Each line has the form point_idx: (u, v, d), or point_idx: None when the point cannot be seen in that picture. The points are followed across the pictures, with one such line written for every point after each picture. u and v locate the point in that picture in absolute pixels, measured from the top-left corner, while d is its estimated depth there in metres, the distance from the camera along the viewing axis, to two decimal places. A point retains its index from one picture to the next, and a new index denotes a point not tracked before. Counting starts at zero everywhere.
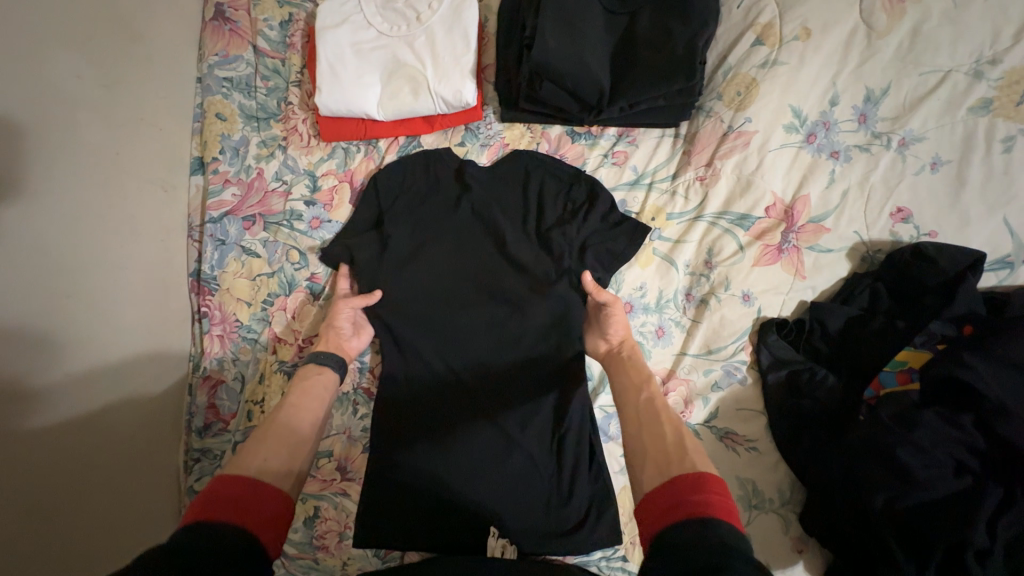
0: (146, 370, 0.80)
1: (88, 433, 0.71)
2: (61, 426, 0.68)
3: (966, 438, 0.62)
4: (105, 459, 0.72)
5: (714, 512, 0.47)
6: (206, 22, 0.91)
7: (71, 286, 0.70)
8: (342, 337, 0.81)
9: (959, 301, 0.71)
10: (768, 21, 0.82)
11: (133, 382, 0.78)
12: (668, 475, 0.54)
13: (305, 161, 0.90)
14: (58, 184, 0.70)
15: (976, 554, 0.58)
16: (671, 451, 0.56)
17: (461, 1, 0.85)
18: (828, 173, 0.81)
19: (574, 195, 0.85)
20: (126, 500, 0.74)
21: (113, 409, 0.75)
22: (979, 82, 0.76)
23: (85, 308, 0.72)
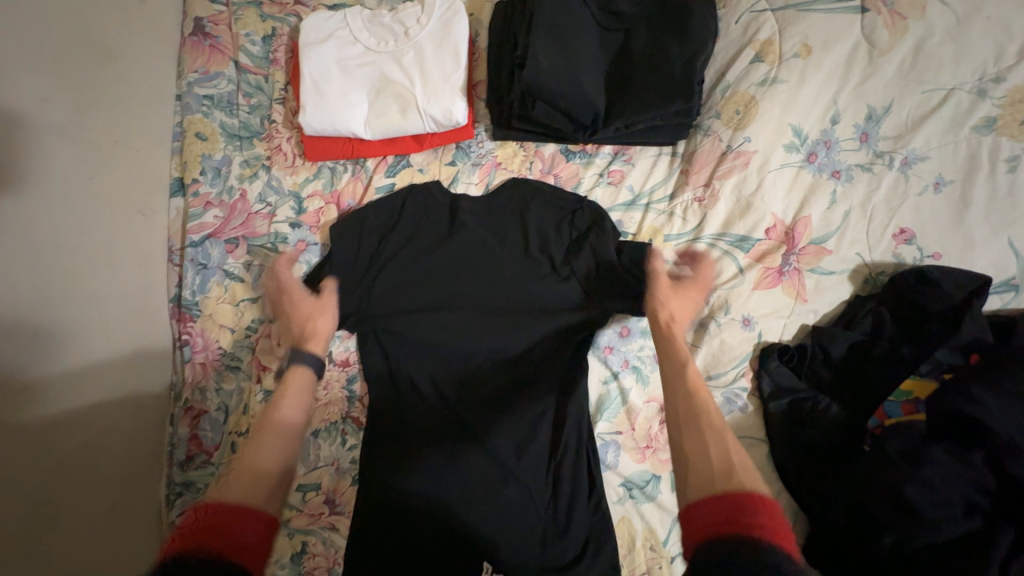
0: (128, 402, 0.75)
1: (87, 434, 0.69)
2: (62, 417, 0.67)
3: (976, 476, 0.60)
4: (99, 463, 0.70)
5: (769, 539, 0.45)
6: (184, 37, 0.87)
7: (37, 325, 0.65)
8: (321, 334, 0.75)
9: (967, 328, 0.69)
10: (767, 37, 0.79)
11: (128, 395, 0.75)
12: (713, 491, 0.51)
13: (290, 181, 0.86)
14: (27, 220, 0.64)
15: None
16: (716, 470, 0.52)
17: (450, 15, 0.82)
18: (830, 193, 0.79)
19: (579, 222, 0.82)
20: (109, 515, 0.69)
21: (107, 421, 0.72)
22: (982, 100, 0.74)
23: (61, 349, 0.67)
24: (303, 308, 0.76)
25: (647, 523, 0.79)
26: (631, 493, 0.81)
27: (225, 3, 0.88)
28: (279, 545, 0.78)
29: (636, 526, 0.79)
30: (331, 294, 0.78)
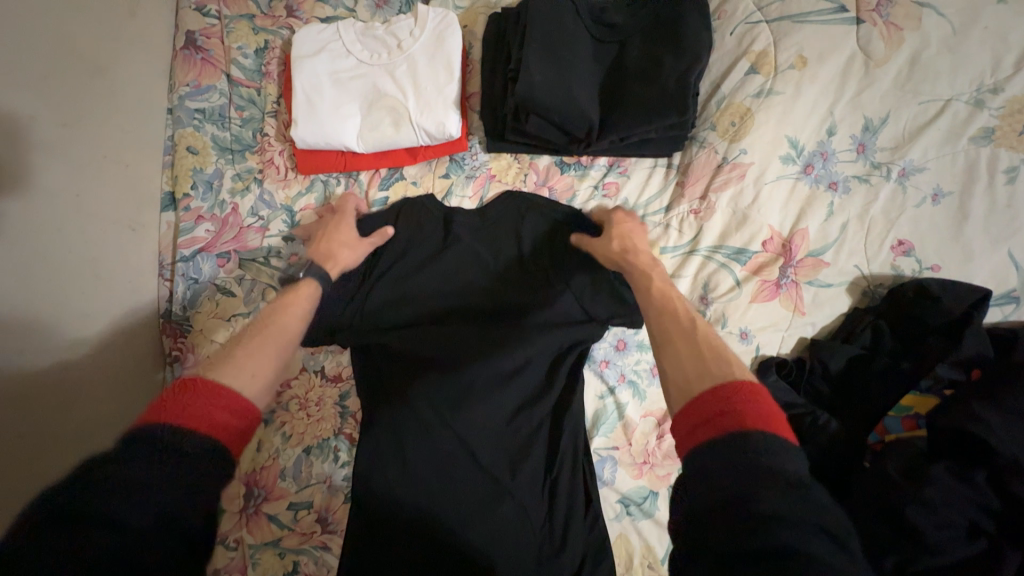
0: (122, 378, 0.75)
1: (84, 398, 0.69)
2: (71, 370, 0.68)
3: (978, 497, 0.59)
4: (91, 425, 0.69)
5: (758, 424, 0.43)
6: (176, 51, 0.86)
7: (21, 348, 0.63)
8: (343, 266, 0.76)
9: (968, 344, 0.68)
10: (762, 49, 0.78)
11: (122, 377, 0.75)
12: (690, 393, 0.49)
13: (282, 195, 0.86)
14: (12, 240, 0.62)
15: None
16: (693, 367, 0.51)
17: (443, 28, 0.82)
18: (827, 205, 0.78)
19: (573, 237, 0.81)
20: None
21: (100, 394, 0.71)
22: (980, 111, 0.74)
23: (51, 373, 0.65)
24: (345, 236, 0.78)
25: (645, 540, 0.79)
26: (628, 510, 0.80)
27: (217, 16, 0.87)
28: (270, 564, 0.77)
29: (633, 544, 0.79)
30: (371, 243, 0.80)
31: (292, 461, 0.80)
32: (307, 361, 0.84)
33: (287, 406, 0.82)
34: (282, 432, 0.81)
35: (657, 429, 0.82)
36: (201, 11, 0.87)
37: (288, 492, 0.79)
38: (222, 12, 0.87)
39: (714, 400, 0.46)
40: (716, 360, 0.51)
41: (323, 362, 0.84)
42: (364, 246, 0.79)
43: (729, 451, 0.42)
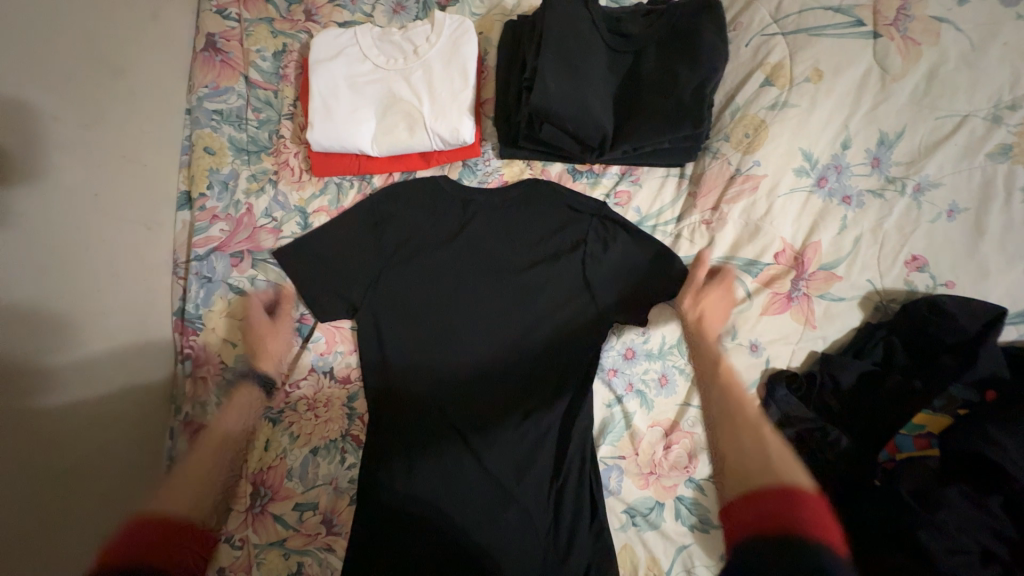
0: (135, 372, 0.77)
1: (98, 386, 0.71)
2: (92, 358, 0.70)
3: (995, 522, 0.58)
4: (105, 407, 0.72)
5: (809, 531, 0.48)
6: (196, 53, 0.87)
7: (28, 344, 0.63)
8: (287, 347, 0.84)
9: (982, 363, 0.67)
10: (777, 61, 0.78)
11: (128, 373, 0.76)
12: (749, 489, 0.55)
13: (296, 197, 0.86)
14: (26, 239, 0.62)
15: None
16: (767, 468, 0.56)
17: (460, 34, 0.83)
18: (840, 219, 0.78)
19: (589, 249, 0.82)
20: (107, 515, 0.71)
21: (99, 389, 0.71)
22: (998, 127, 0.74)
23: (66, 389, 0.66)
24: (269, 334, 0.83)
25: (650, 552, 0.78)
26: (634, 521, 0.80)
27: (237, 19, 0.88)
28: (274, 565, 0.77)
29: (638, 554, 0.78)
30: (286, 314, 0.84)
31: (300, 461, 0.81)
32: (316, 363, 0.85)
33: (297, 407, 0.83)
34: (291, 433, 0.82)
35: (664, 439, 0.81)
36: (221, 14, 0.88)
37: (294, 492, 0.80)
38: (242, 15, 0.88)
39: (779, 497, 0.51)
40: (781, 464, 0.56)
41: (332, 363, 0.85)
42: (282, 321, 0.84)
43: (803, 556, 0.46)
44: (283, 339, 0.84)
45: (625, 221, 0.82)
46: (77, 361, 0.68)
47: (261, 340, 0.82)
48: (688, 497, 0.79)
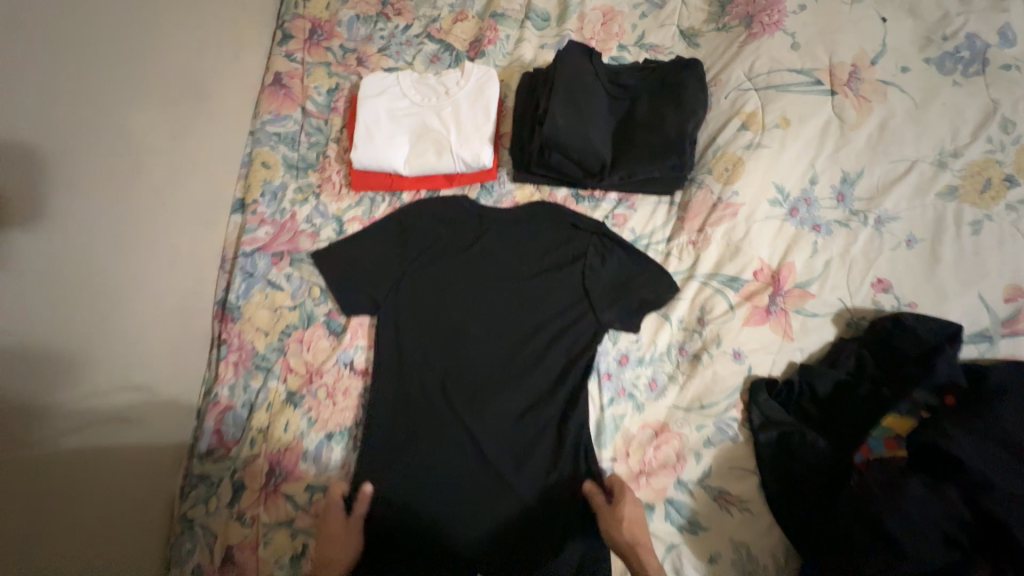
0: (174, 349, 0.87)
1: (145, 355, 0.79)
2: (145, 329, 0.80)
3: (952, 509, 0.62)
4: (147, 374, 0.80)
5: None
6: (264, 87, 1.05)
7: (100, 309, 0.72)
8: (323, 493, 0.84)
9: (940, 370, 0.74)
10: (752, 110, 0.92)
11: (170, 347, 0.86)
12: None
13: (334, 207, 0.99)
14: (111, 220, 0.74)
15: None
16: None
17: (485, 80, 0.99)
18: (811, 244, 0.88)
19: (588, 262, 0.92)
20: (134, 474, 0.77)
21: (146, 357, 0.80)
22: (943, 171, 0.87)
23: (124, 355, 0.76)
24: (342, 532, 0.79)
25: None
26: None
27: (300, 62, 1.06)
28: (281, 544, 0.81)
29: None
30: (362, 514, 0.80)
31: (315, 444, 0.87)
32: (338, 355, 0.91)
33: (317, 393, 0.89)
34: (309, 417, 0.88)
35: (654, 440, 0.85)
36: (288, 58, 1.06)
37: (307, 474, 0.85)
38: (305, 59, 1.06)
39: None
40: None
41: (353, 356, 0.92)
42: (356, 523, 0.80)
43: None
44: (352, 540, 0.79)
45: (621, 238, 0.93)
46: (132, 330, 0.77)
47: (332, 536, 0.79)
48: (679, 499, 0.82)
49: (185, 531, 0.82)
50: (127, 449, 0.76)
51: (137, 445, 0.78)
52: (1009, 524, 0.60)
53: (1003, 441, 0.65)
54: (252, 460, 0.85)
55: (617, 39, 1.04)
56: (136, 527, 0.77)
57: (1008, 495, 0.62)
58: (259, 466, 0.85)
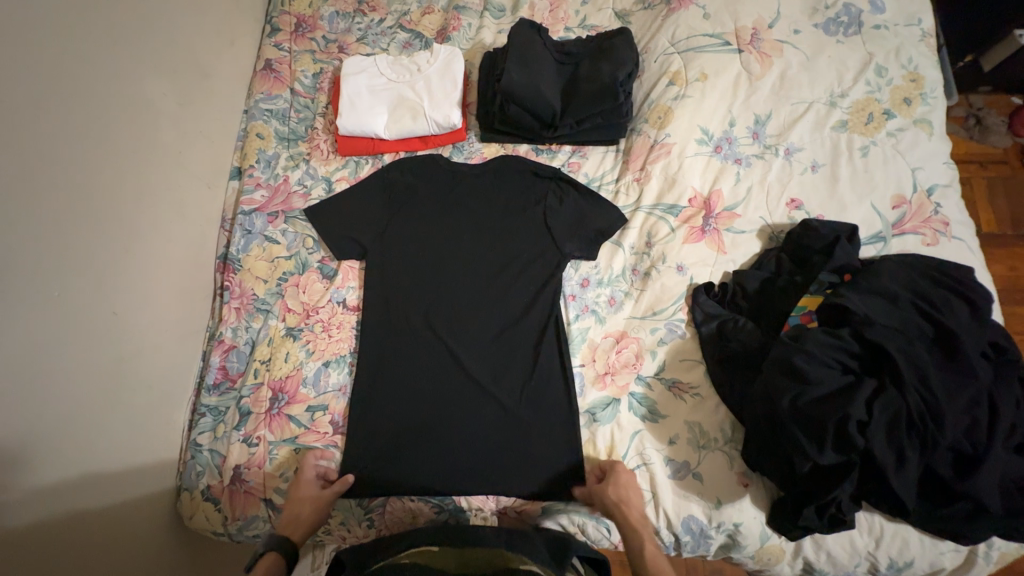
0: (181, 292, 0.98)
1: (152, 289, 0.91)
2: (153, 267, 0.92)
3: (845, 344, 0.76)
4: (155, 308, 0.92)
5: None
6: (256, 72, 1.19)
7: (116, 241, 0.85)
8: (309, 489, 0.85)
9: (838, 255, 0.90)
10: (676, 69, 1.09)
11: (177, 290, 0.97)
12: None
13: (323, 170, 1.11)
14: (124, 167, 0.87)
15: (858, 426, 0.71)
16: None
17: (451, 57, 1.15)
18: (735, 174, 1.04)
19: (549, 202, 1.06)
20: (149, 394, 0.89)
21: (152, 290, 0.92)
22: (835, 109, 1.05)
23: (131, 289, 0.87)
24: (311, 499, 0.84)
25: (608, 440, 0.91)
26: (594, 416, 0.93)
27: (288, 51, 1.20)
28: (285, 459, 0.90)
29: (599, 445, 0.91)
30: (339, 489, 0.86)
31: (313, 371, 0.96)
32: (331, 295, 1.02)
33: (313, 328, 0.99)
34: (307, 348, 0.97)
35: (615, 345, 0.97)
36: (277, 48, 1.21)
37: (308, 397, 0.94)
38: (292, 48, 1.21)
39: None
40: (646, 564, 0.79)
41: (345, 296, 1.02)
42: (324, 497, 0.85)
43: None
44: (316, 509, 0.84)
45: (576, 180, 1.07)
46: (142, 266, 0.90)
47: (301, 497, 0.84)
48: (639, 392, 0.93)
49: (195, 455, 0.92)
50: (141, 370, 0.88)
51: (148, 370, 0.90)
52: (886, 347, 0.74)
53: (882, 293, 0.81)
54: (256, 388, 0.94)
55: (564, 22, 1.22)
56: (149, 444, 0.89)
57: (885, 327, 0.76)
58: (262, 393, 0.94)
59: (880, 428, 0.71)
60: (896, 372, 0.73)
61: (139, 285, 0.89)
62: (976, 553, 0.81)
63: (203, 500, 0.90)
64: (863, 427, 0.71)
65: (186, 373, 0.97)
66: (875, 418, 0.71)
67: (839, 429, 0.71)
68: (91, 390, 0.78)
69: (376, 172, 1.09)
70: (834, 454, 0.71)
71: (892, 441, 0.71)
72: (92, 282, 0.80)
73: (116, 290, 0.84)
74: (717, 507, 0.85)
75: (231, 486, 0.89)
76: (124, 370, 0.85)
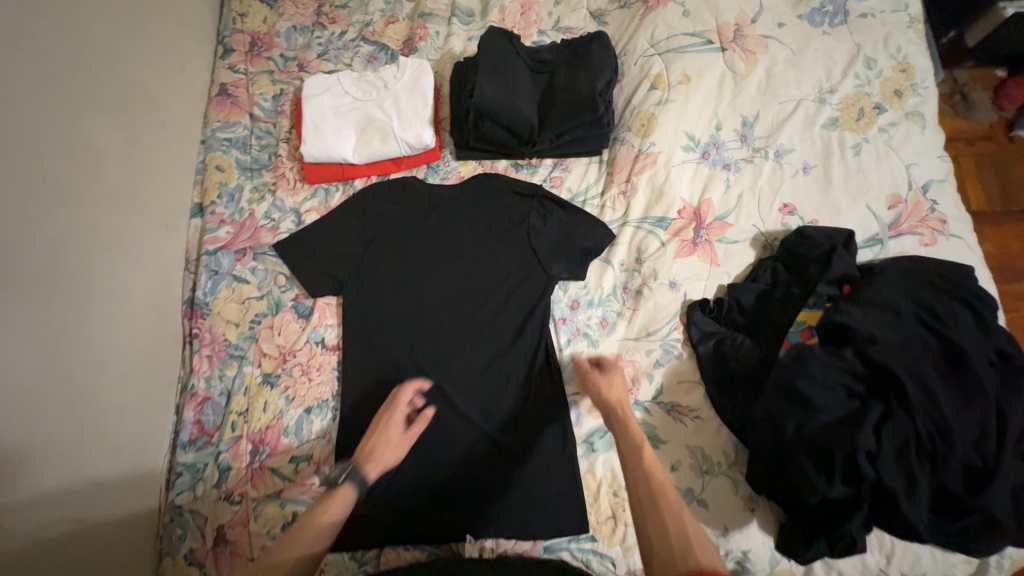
0: (147, 345, 0.91)
1: (111, 348, 0.84)
2: (112, 324, 0.85)
3: (848, 366, 0.73)
4: (118, 367, 0.85)
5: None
6: (210, 97, 1.11)
7: (67, 301, 0.78)
8: (394, 425, 0.84)
9: (836, 265, 0.86)
10: (658, 72, 1.04)
11: (143, 345, 0.91)
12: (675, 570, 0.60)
13: (291, 201, 1.05)
14: (68, 219, 0.80)
15: (867, 456, 0.68)
16: (675, 551, 0.62)
17: (419, 70, 1.08)
18: (724, 180, 1.00)
19: (532, 222, 1.00)
20: (116, 458, 0.83)
21: (113, 349, 0.85)
22: (825, 106, 1.01)
23: (89, 349, 0.81)
24: (394, 439, 0.83)
25: (609, 471, 0.88)
26: (592, 446, 0.89)
27: (244, 72, 1.13)
28: (271, 515, 0.85)
29: (599, 476, 0.88)
30: (418, 434, 0.84)
31: (295, 419, 0.91)
32: (309, 335, 0.96)
33: (292, 373, 0.94)
34: (286, 394, 0.92)
35: None
36: (232, 70, 1.13)
37: (290, 447, 0.89)
38: (248, 69, 1.13)
39: None
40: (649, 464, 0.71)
41: (323, 335, 0.96)
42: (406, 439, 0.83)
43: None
44: (398, 448, 0.82)
45: (560, 197, 1.01)
46: (100, 324, 0.83)
47: (387, 437, 0.82)
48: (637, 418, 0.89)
49: (174, 518, 0.85)
50: (108, 435, 0.82)
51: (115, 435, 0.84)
52: (891, 368, 0.71)
53: (885, 307, 0.77)
54: (235, 442, 0.89)
55: (536, 25, 1.16)
56: (123, 514, 0.82)
57: (890, 345, 0.72)
58: (242, 446, 0.88)
59: (889, 457, 0.68)
60: (902, 394, 0.70)
61: (95, 345, 0.82)
62: (988, 564, 0.79)
63: (185, 565, 0.83)
64: (872, 457, 0.68)
65: (159, 431, 0.91)
66: (884, 446, 0.68)
67: (847, 458, 0.69)
68: (50, 468, 0.72)
69: (348, 201, 1.02)
70: (844, 485, 0.69)
71: (903, 465, 0.68)
72: (45, 349, 0.74)
73: (71, 356, 0.77)
74: (724, 535, 0.82)
75: (215, 548, 0.84)
76: (89, 438, 0.79)
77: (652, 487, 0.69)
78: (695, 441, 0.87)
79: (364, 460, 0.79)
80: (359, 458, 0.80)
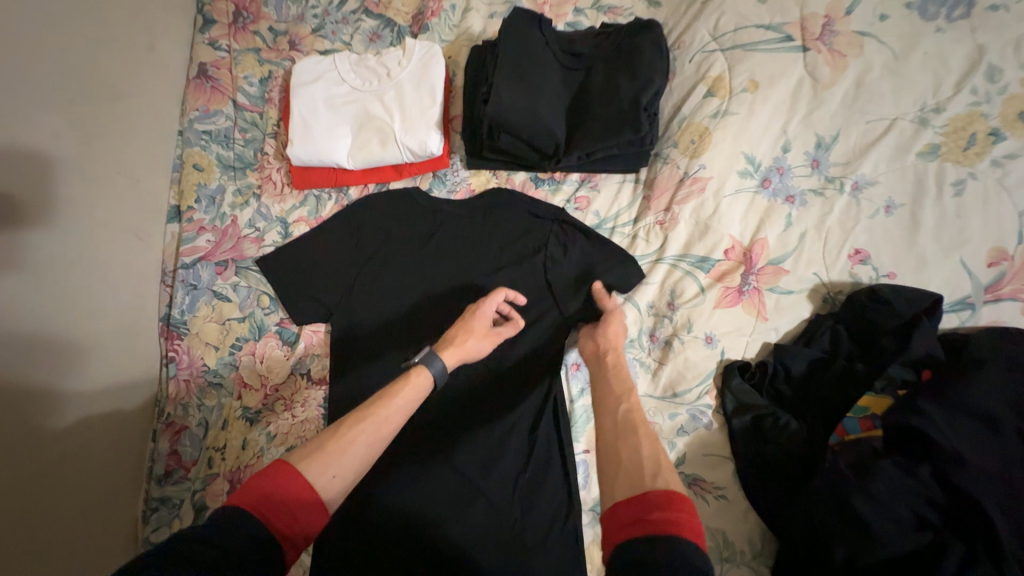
0: (122, 370, 0.83)
1: (79, 380, 0.76)
2: (78, 351, 0.76)
3: (926, 490, 0.62)
4: (88, 398, 0.77)
5: (676, 530, 0.48)
6: (189, 80, 0.97)
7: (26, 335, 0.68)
8: (483, 320, 0.77)
9: (916, 344, 0.71)
10: (718, 73, 0.87)
11: (114, 371, 0.82)
12: (637, 485, 0.54)
13: (278, 209, 0.93)
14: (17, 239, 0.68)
15: None
16: (645, 468, 0.55)
17: (428, 57, 0.90)
18: (785, 217, 0.82)
19: (551, 252, 0.86)
20: (91, 494, 0.75)
21: (80, 379, 0.76)
22: (925, 129, 0.78)
23: (60, 384, 0.73)
24: (480, 331, 0.76)
25: None
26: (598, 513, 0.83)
27: (228, 50, 0.98)
28: None
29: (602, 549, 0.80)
30: (501, 337, 0.78)
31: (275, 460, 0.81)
32: (294, 366, 0.87)
33: (274, 407, 0.86)
34: (267, 430, 0.83)
35: None
36: (214, 46, 0.98)
37: None
38: (232, 47, 0.98)
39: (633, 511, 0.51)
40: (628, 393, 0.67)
41: (309, 366, 0.87)
42: (493, 335, 0.77)
43: (658, 547, 0.46)
44: (483, 344, 0.76)
45: (581, 223, 0.87)
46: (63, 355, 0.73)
47: (475, 326, 0.76)
48: None
49: None
50: (83, 472, 0.74)
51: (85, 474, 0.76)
52: (978, 501, 0.58)
53: (979, 416, 0.63)
54: (211, 480, 0.81)
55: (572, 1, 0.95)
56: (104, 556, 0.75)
57: (981, 472, 0.60)
58: (218, 484, 0.81)
59: None
60: (992, 539, 0.57)
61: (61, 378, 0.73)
62: None
63: None
64: None
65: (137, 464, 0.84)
66: None
67: None
68: None
69: (340, 214, 0.89)
70: None
71: None
72: (8, 394, 0.65)
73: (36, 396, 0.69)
74: None
75: None
76: (64, 483, 0.71)
77: (627, 415, 0.63)
78: (716, 521, 0.75)
79: (444, 345, 0.72)
80: (442, 344, 0.73)
